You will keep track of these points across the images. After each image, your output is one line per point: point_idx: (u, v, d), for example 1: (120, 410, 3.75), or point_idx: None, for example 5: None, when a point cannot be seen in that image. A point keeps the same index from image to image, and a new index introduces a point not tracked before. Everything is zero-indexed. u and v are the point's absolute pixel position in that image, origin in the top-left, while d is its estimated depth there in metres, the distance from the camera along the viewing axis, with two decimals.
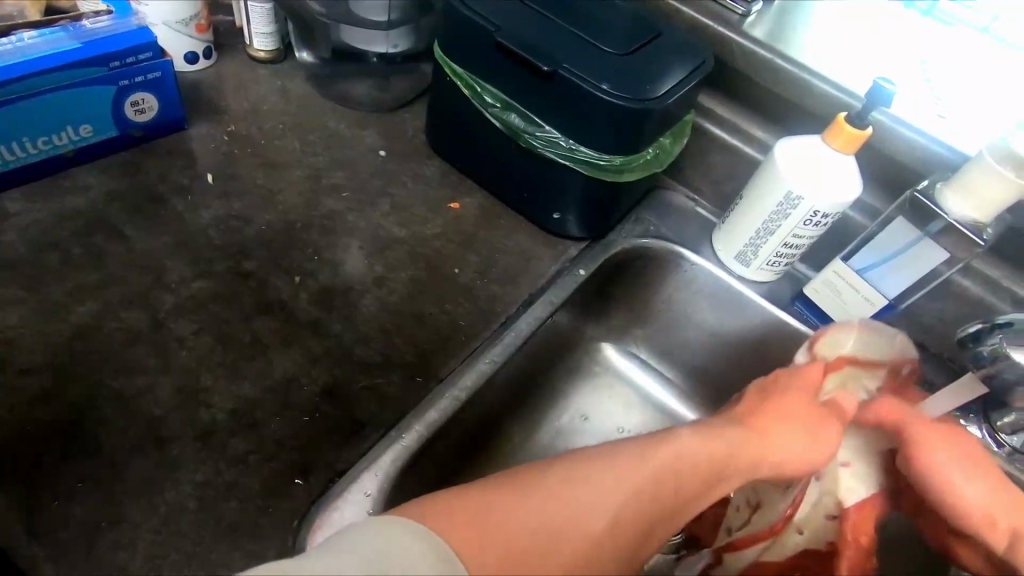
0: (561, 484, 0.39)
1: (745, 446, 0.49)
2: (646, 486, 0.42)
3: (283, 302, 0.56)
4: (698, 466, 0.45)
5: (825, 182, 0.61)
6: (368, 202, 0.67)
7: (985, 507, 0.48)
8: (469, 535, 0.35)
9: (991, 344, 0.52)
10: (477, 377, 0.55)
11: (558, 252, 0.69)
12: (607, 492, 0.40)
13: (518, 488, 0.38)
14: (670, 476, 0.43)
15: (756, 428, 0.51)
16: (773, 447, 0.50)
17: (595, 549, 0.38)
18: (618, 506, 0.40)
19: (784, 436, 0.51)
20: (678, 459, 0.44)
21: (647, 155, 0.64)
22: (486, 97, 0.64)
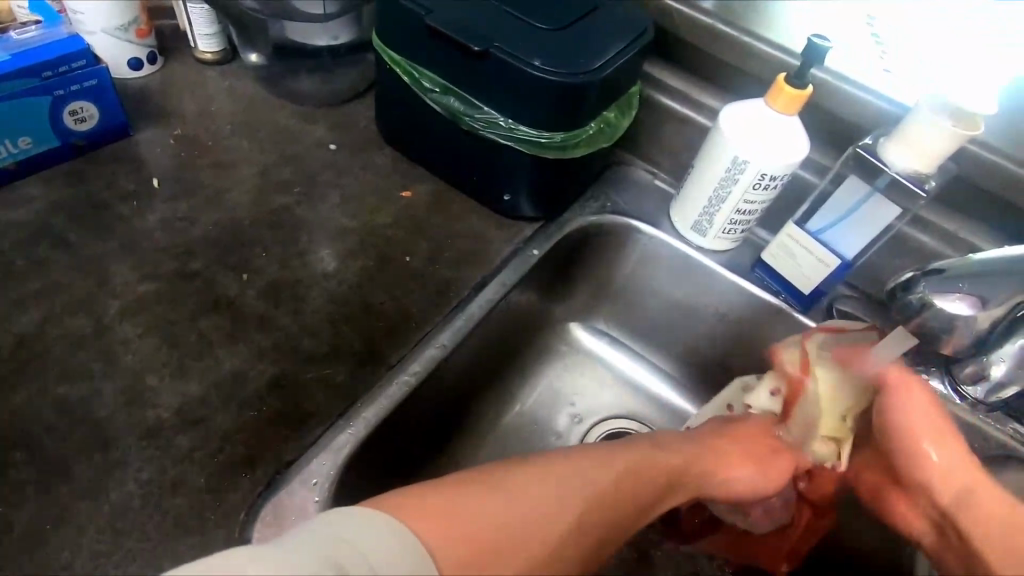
0: (524, 480, 0.40)
1: (700, 460, 0.54)
2: (610, 487, 0.43)
3: (230, 300, 0.56)
4: (658, 470, 0.48)
5: (770, 146, 0.61)
6: (317, 195, 0.67)
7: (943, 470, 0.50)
8: (439, 526, 0.35)
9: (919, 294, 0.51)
10: (428, 361, 0.55)
11: (512, 234, 0.69)
12: (578, 486, 0.41)
13: (489, 484, 0.39)
14: (631, 479, 0.45)
15: (712, 449, 0.56)
16: (721, 469, 0.55)
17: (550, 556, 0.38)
18: (582, 509, 0.40)
19: (734, 459, 0.57)
20: (634, 470, 0.46)
21: (591, 130, 0.64)
22: (425, 83, 0.63)
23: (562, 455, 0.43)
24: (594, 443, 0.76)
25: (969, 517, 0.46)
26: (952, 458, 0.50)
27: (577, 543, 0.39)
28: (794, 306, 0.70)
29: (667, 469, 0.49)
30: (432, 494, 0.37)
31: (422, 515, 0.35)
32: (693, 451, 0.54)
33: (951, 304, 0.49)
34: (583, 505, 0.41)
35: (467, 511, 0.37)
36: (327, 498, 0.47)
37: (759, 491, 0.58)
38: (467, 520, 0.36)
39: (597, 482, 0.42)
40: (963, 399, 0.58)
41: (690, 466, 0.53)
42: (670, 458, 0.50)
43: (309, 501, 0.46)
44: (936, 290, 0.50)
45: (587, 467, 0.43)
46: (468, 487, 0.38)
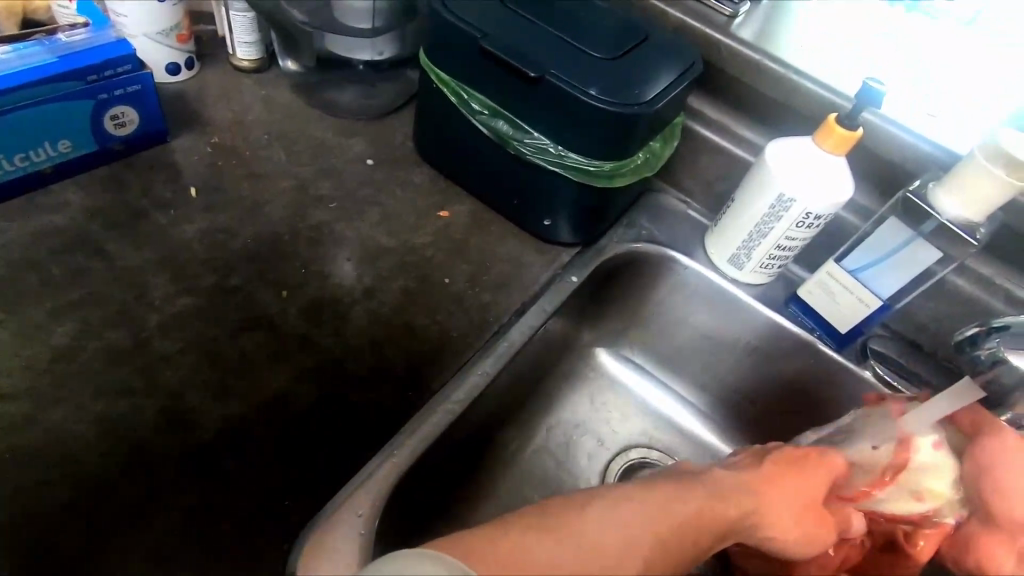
0: (586, 521, 0.39)
1: (756, 513, 0.45)
2: (669, 527, 0.41)
3: (270, 318, 0.55)
4: (708, 513, 0.43)
5: (816, 184, 0.60)
6: (355, 211, 0.66)
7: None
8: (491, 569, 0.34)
9: (988, 348, 0.52)
10: (469, 389, 0.54)
11: (550, 259, 0.68)
12: (639, 523, 0.40)
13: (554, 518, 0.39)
14: (690, 522, 0.42)
15: (765, 496, 0.47)
16: (779, 523, 0.46)
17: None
18: (644, 553, 0.38)
19: (792, 514, 0.47)
20: (688, 502, 0.43)
21: (638, 159, 0.64)
22: (473, 104, 0.63)
23: (624, 495, 0.41)
24: (618, 474, 0.74)
25: None
26: None
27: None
28: (828, 343, 0.69)
29: (713, 515, 0.43)
30: (503, 534, 0.37)
31: (492, 560, 0.35)
32: (745, 499, 0.46)
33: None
34: (645, 557, 0.38)
35: (533, 558, 0.36)
36: (373, 528, 0.45)
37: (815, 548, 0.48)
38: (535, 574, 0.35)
39: (658, 526, 0.40)
40: None
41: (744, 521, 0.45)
42: (726, 510, 0.44)
43: (354, 534, 0.44)
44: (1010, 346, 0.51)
45: (647, 504, 0.41)
46: (535, 530, 0.38)
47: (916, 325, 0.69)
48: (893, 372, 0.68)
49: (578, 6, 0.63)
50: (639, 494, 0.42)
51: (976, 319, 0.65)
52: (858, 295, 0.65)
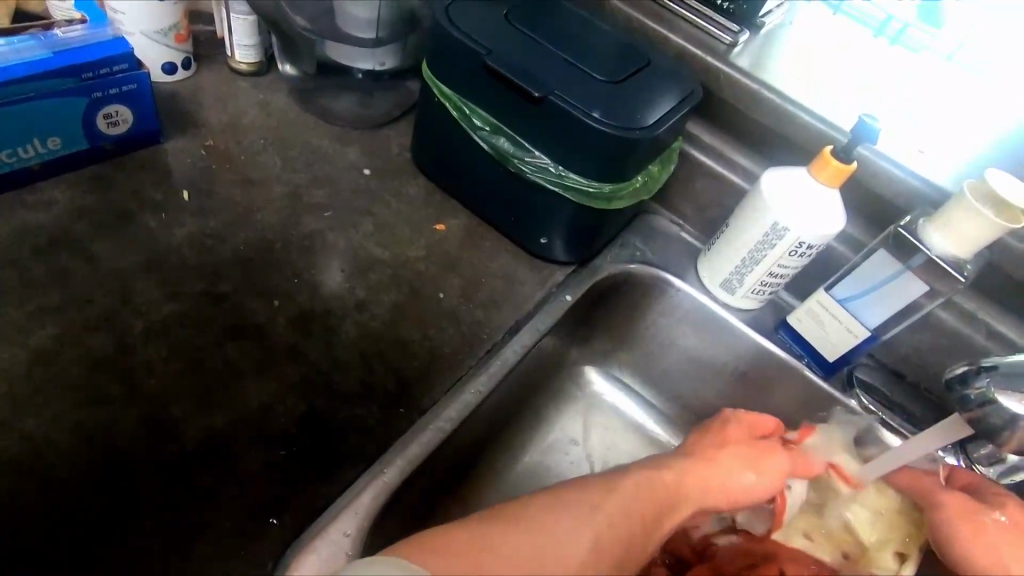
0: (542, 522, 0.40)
1: (696, 473, 0.51)
2: (618, 514, 0.43)
3: (259, 327, 0.54)
4: (654, 495, 0.46)
5: (811, 215, 0.61)
6: (351, 221, 0.65)
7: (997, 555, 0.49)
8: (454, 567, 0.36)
9: (980, 388, 0.50)
10: (460, 408, 0.53)
11: (544, 277, 0.68)
12: (589, 517, 0.41)
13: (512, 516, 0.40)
14: (638, 506, 0.44)
15: (704, 454, 0.54)
16: (721, 474, 0.52)
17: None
18: (595, 535, 0.40)
19: (733, 467, 0.54)
20: (636, 494, 0.45)
21: (637, 182, 0.64)
22: (474, 119, 0.63)
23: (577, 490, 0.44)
24: None
25: None
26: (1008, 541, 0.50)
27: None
28: (815, 371, 0.70)
29: (664, 482, 0.48)
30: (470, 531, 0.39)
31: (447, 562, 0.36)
32: (689, 463, 0.51)
33: (1013, 402, 0.48)
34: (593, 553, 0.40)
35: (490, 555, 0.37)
36: (358, 550, 0.44)
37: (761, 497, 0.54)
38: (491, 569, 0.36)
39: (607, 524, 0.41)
40: None
41: (689, 488, 0.50)
42: (665, 477, 0.48)
43: (340, 553, 0.43)
44: (1000, 386, 0.48)
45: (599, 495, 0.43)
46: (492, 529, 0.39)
47: (901, 356, 0.70)
48: (878, 403, 0.69)
49: (582, 27, 0.64)
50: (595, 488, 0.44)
51: (961, 353, 0.66)
52: (846, 325, 0.65)
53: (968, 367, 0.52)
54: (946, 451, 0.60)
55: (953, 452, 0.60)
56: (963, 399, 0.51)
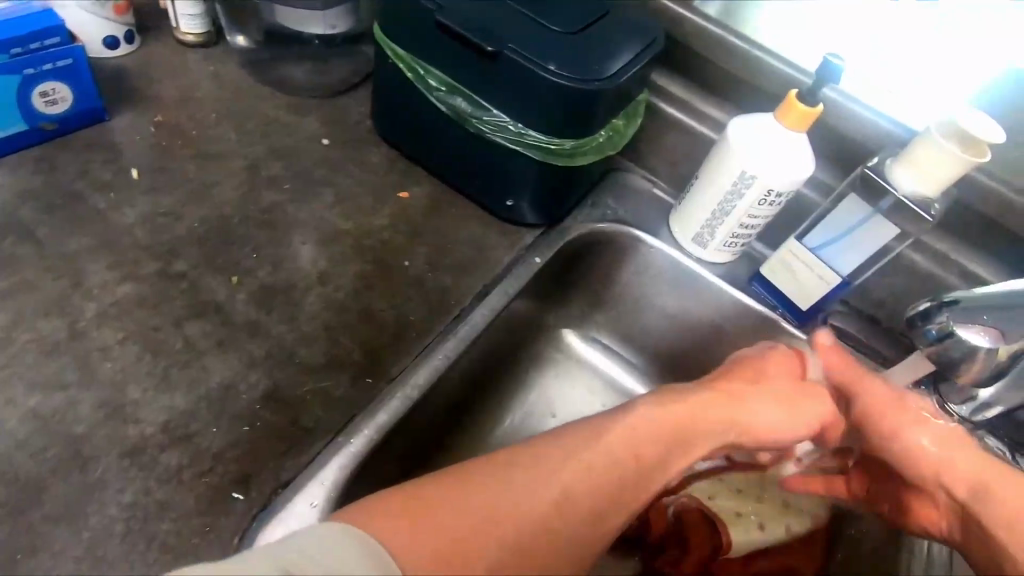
0: (501, 478, 0.39)
1: (716, 407, 0.49)
2: (594, 466, 0.41)
3: (217, 304, 0.52)
4: (656, 434, 0.45)
5: (777, 162, 0.61)
6: (311, 193, 0.63)
7: (934, 459, 0.52)
8: (411, 533, 0.34)
9: (940, 323, 0.45)
10: (430, 373, 0.53)
11: (513, 241, 0.67)
12: (558, 473, 0.40)
13: (474, 482, 0.38)
14: (616, 465, 0.42)
15: (733, 394, 0.51)
16: (748, 413, 0.50)
17: (535, 537, 0.37)
18: (564, 491, 0.39)
19: (764, 407, 0.51)
20: (628, 438, 0.43)
21: (601, 138, 0.62)
22: (430, 80, 0.61)
23: (559, 439, 0.42)
24: None
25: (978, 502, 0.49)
26: (938, 439, 0.52)
27: (557, 543, 0.38)
28: (790, 320, 0.70)
29: (673, 421, 0.46)
30: (427, 496, 0.37)
31: (395, 523, 0.34)
32: (706, 399, 0.49)
33: (971, 335, 0.44)
34: (558, 510, 0.39)
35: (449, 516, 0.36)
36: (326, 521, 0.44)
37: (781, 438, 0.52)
38: (456, 532, 0.35)
39: (580, 473, 0.40)
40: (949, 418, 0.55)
41: (707, 425, 0.48)
42: (664, 415, 0.46)
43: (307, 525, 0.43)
44: (960, 320, 0.44)
45: (568, 444, 0.42)
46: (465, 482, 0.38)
47: (875, 302, 0.70)
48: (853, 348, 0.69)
49: None
50: (579, 436, 0.42)
51: (932, 294, 0.66)
52: (819, 272, 0.65)
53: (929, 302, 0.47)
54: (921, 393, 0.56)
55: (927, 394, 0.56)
56: (925, 334, 0.46)
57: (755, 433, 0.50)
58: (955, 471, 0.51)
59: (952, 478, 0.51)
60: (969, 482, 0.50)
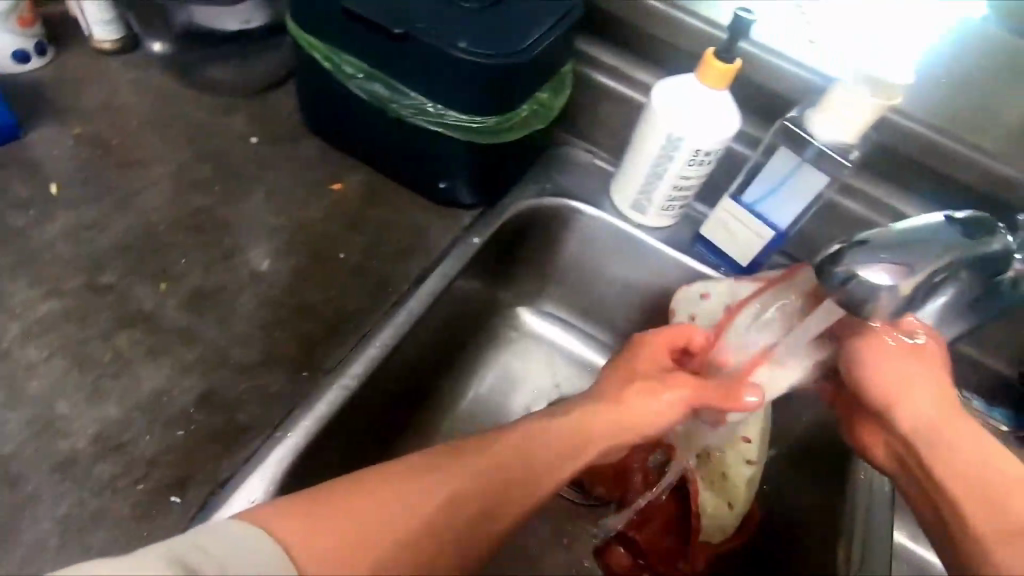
0: (394, 487, 0.39)
1: (602, 414, 0.51)
2: (483, 477, 0.43)
3: (146, 312, 0.52)
4: (554, 445, 0.48)
5: (701, 123, 0.61)
6: (240, 192, 0.63)
7: (925, 417, 0.47)
8: (306, 531, 0.35)
9: (849, 266, 0.40)
10: (367, 363, 0.53)
11: (451, 223, 0.67)
12: (447, 485, 0.41)
13: (371, 487, 0.39)
14: (506, 474, 0.44)
15: (615, 397, 0.53)
16: (630, 412, 0.52)
17: (422, 539, 0.39)
18: (450, 500, 0.41)
19: (644, 405, 0.53)
20: (520, 450, 0.46)
21: (524, 112, 0.62)
22: (346, 68, 0.60)
23: (469, 453, 0.44)
24: None
25: (941, 457, 0.45)
26: (925, 385, 0.48)
27: (445, 554, 0.40)
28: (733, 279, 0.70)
29: (562, 436, 0.49)
30: (329, 497, 0.37)
31: (308, 525, 0.35)
32: (598, 407, 0.52)
33: (874, 276, 0.40)
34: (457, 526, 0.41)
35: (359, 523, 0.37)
36: None
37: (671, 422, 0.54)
38: (352, 532, 0.36)
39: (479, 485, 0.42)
40: None
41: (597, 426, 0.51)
42: (562, 426, 0.50)
43: None
44: (868, 262, 0.40)
45: (474, 456, 0.44)
46: (380, 489, 0.39)
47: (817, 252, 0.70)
48: None
49: None
50: (475, 448, 0.44)
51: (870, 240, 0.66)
52: (754, 229, 0.65)
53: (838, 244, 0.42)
54: None
55: None
56: (835, 280, 0.41)
57: (649, 424, 0.53)
58: (935, 425, 0.46)
59: (929, 434, 0.46)
60: (926, 426, 0.46)
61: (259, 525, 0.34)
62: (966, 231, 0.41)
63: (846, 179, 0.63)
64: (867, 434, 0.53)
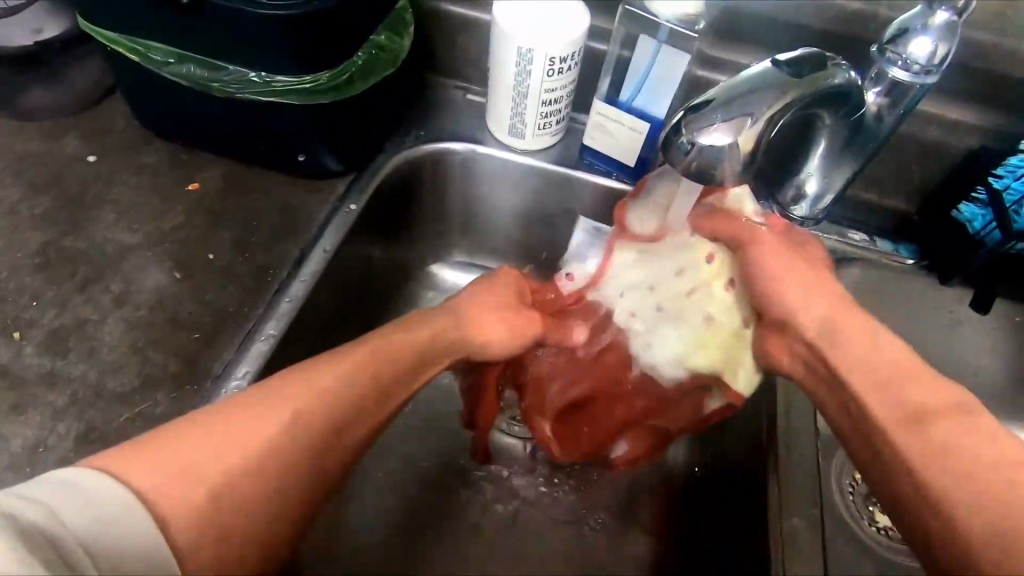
0: (250, 413, 0.37)
1: (450, 329, 0.52)
2: (340, 382, 0.42)
3: (3, 368, 0.49)
4: (407, 348, 0.48)
5: (544, 26, 0.58)
6: (85, 217, 0.58)
7: (816, 318, 0.48)
8: (168, 483, 0.33)
9: (687, 136, 0.39)
10: (256, 359, 0.50)
11: (325, 196, 0.63)
12: (309, 398, 0.40)
13: (229, 423, 0.37)
14: (365, 378, 0.43)
15: (464, 318, 0.53)
16: (479, 334, 0.54)
17: (294, 461, 0.38)
18: (314, 410, 0.39)
19: (492, 331, 0.54)
20: (375, 354, 0.45)
21: (362, 60, 0.59)
22: (155, 55, 0.55)
23: (325, 364, 0.42)
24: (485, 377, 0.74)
25: (838, 355, 0.46)
26: (804, 283, 0.50)
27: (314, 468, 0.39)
28: (627, 183, 0.68)
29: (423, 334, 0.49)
30: (191, 438, 0.35)
31: (152, 462, 0.34)
32: (449, 320, 0.52)
33: (714, 139, 0.39)
34: (321, 436, 0.39)
35: (220, 460, 0.35)
36: None
37: (517, 349, 0.56)
38: (210, 477, 0.34)
39: (337, 394, 0.41)
40: (793, 220, 0.61)
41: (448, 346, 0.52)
42: (416, 334, 0.49)
43: None
44: (702, 128, 0.39)
45: (331, 368, 0.42)
46: (235, 422, 0.37)
47: None
48: None
49: None
50: (329, 360, 0.43)
51: None
52: (634, 126, 0.62)
53: (679, 113, 0.41)
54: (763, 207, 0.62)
55: (769, 205, 0.62)
56: (679, 152, 0.40)
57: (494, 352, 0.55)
58: (828, 321, 0.48)
59: (836, 327, 0.47)
60: (827, 328, 0.47)
61: (108, 470, 0.33)
62: (792, 70, 0.42)
63: (701, 49, 0.61)
64: (770, 344, 0.52)
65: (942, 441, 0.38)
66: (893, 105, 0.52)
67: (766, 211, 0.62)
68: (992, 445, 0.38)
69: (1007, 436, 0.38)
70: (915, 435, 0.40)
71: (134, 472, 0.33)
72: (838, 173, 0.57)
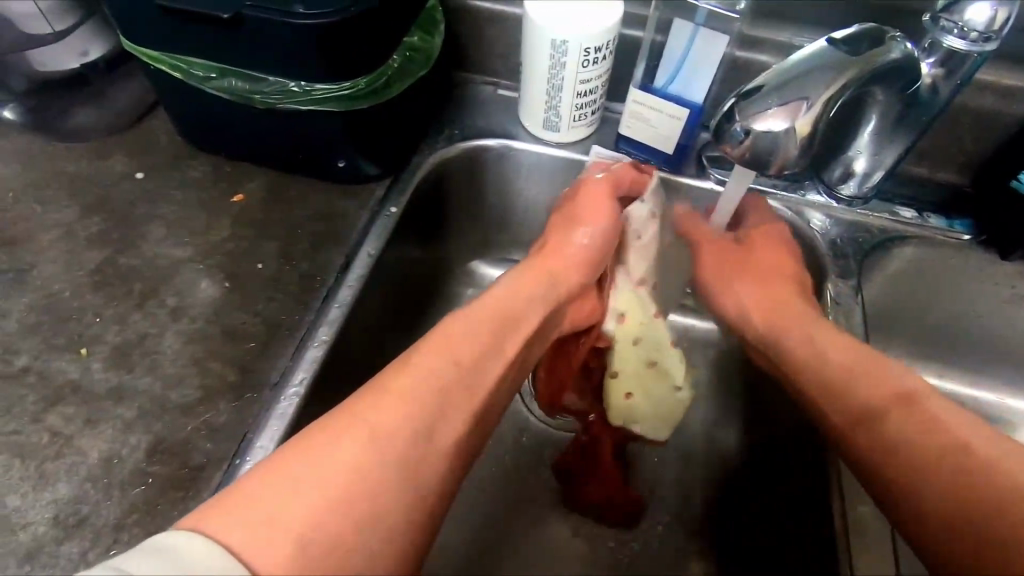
0: (331, 442, 0.36)
1: (517, 290, 0.52)
2: (416, 390, 0.40)
3: (74, 385, 0.50)
4: (476, 333, 0.46)
5: (578, 16, 0.57)
6: (137, 234, 0.60)
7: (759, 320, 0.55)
8: (257, 529, 0.32)
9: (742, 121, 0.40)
10: (311, 366, 0.51)
11: (364, 200, 0.63)
12: (390, 414, 0.38)
13: (312, 454, 0.35)
14: (438, 378, 0.42)
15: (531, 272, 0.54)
16: (567, 246, 0.56)
17: (391, 483, 0.36)
18: (398, 423, 0.38)
19: (575, 246, 0.55)
20: (444, 349, 0.44)
21: (396, 62, 0.58)
22: (197, 71, 0.56)
23: (394, 375, 0.41)
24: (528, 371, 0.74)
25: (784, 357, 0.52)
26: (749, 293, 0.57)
27: (407, 489, 0.36)
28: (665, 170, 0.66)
29: (489, 312, 0.48)
30: (279, 479, 0.34)
31: (239, 514, 0.32)
32: (524, 272, 0.54)
33: (769, 124, 0.39)
34: (407, 446, 0.37)
35: (312, 494, 0.33)
36: None
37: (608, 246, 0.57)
38: (304, 515, 0.33)
39: (410, 406, 0.39)
40: (840, 202, 0.62)
41: (529, 303, 0.51)
42: (478, 316, 0.48)
43: None
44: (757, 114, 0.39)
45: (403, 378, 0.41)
46: (316, 453, 0.35)
47: None
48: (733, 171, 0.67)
49: None
50: (399, 370, 0.41)
51: None
52: (672, 113, 0.61)
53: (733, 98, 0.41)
54: (809, 188, 0.63)
55: (814, 187, 0.63)
56: (733, 138, 0.40)
57: (579, 258, 0.55)
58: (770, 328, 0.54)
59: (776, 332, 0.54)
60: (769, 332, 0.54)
61: (199, 527, 0.32)
62: (849, 47, 0.41)
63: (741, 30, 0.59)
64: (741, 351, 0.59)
65: (890, 428, 0.44)
66: (949, 75, 0.50)
67: (813, 193, 0.63)
68: (935, 427, 0.43)
69: (954, 409, 0.43)
70: (862, 425, 0.45)
71: (222, 526, 0.31)
72: (887, 152, 0.56)
